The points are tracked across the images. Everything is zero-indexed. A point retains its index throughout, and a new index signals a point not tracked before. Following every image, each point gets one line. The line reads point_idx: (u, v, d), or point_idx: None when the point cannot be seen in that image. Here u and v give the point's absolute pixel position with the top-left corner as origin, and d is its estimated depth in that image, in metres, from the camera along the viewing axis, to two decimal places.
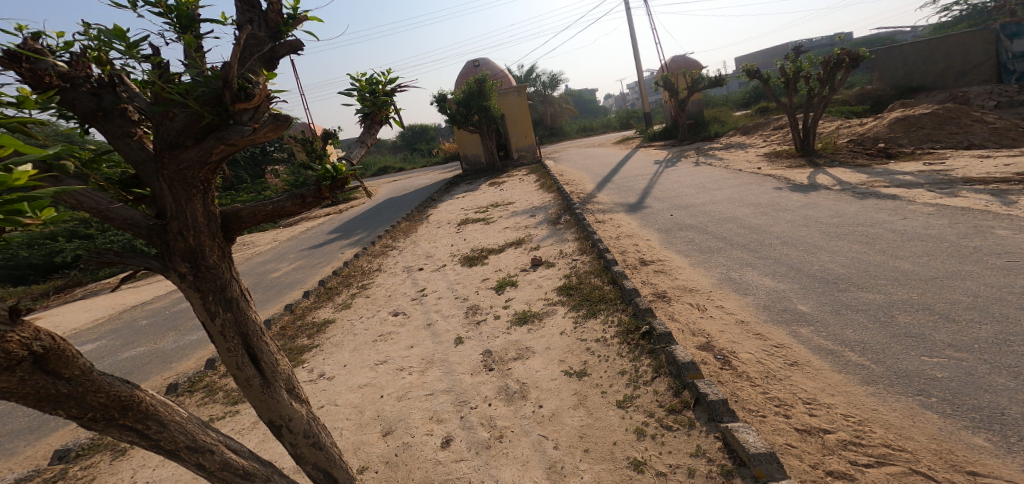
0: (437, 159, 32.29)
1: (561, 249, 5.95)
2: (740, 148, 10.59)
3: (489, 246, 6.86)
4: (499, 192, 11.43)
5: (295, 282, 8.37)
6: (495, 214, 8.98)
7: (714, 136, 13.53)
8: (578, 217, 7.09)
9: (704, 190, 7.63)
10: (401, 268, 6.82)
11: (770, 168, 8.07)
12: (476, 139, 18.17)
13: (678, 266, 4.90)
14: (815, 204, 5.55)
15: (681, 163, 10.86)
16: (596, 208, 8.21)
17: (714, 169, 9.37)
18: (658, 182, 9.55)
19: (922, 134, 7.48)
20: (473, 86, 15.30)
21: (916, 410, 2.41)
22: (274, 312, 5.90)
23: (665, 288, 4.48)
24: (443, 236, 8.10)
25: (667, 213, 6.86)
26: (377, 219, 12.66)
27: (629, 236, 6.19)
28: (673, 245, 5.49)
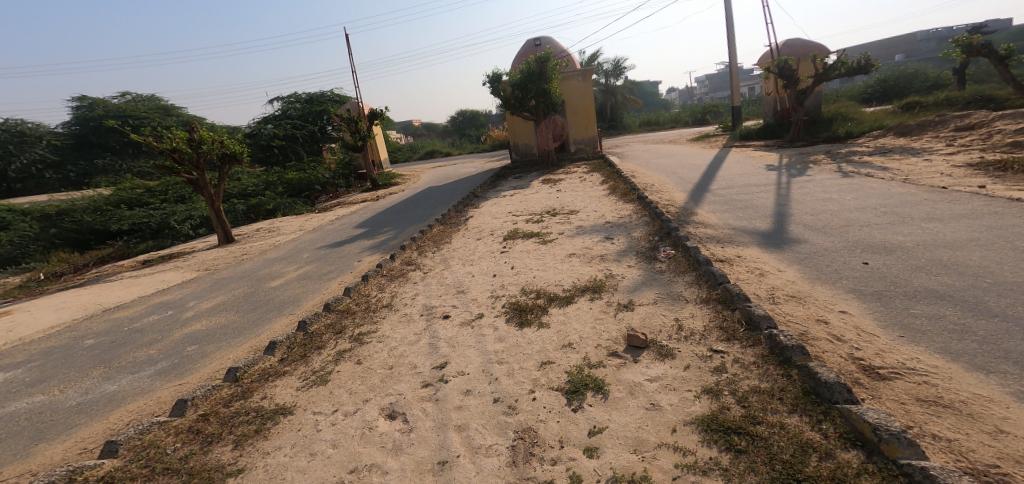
0: (486, 146, 30.08)
1: (678, 318, 3.39)
2: (910, 154, 7.77)
3: (552, 287, 4.42)
4: (556, 195, 8.98)
5: (298, 294, 5.96)
6: (554, 228, 6.44)
7: (847, 134, 10.49)
8: (696, 254, 4.25)
9: (902, 215, 4.73)
10: (415, 307, 4.52)
11: (1006, 186, 5.06)
12: (529, 126, 15.69)
13: (980, 391, 2.25)
14: None
15: (816, 170, 7.82)
16: (708, 230, 5.49)
17: (886, 181, 6.33)
18: (790, 192, 6.68)
19: None
20: (533, 66, 12.79)
21: None
22: (215, 378, 3.77)
23: (1001, 462, 1.85)
24: (480, 257, 5.67)
25: (853, 251, 4.07)
26: (410, 214, 10.45)
27: (798, 298, 3.48)
28: (925, 332, 2.80)
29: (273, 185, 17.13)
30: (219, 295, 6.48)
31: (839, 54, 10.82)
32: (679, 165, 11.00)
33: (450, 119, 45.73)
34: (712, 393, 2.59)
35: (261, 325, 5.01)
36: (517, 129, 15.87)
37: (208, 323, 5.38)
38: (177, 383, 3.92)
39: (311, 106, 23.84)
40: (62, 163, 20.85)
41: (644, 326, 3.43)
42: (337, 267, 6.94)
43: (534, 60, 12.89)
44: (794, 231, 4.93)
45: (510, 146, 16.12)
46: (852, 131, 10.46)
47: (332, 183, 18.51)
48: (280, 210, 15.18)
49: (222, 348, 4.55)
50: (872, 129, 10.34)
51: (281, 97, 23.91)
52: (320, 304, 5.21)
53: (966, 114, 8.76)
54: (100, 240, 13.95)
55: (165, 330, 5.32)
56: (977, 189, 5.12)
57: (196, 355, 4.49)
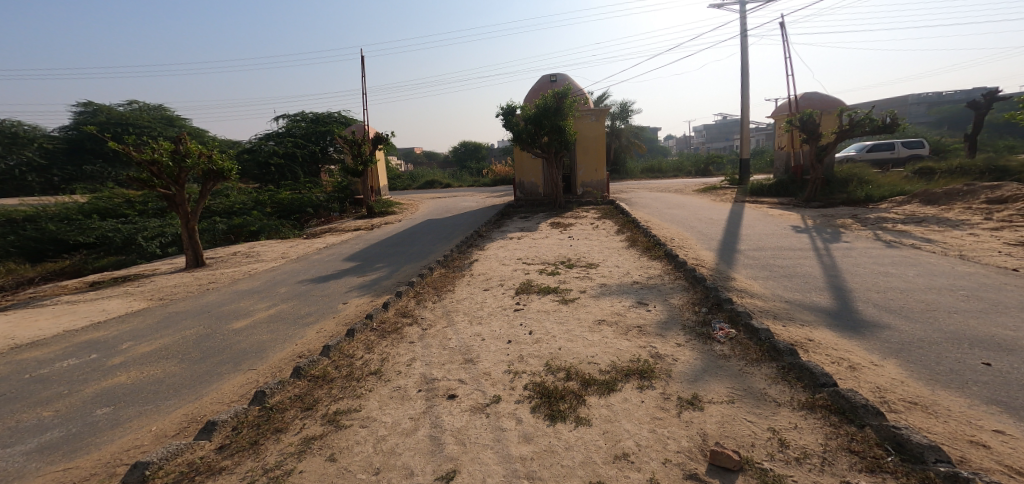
0: (486, 180, 29.74)
1: (774, 429, 2.70)
2: (946, 223, 7.95)
3: (586, 366, 3.59)
4: (569, 242, 8.31)
5: (262, 342, 4.90)
6: (574, 285, 5.66)
7: (868, 198, 11.03)
8: (770, 340, 3.77)
9: (993, 301, 4.51)
10: (411, 379, 3.58)
11: None
12: (537, 163, 15.22)
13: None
14: None
15: (852, 235, 7.79)
16: (757, 301, 4.91)
17: (943, 265, 5.80)
18: (835, 264, 6.18)
19: None
20: (550, 101, 12.44)
21: None
22: (112, 478, 2.69)
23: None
24: (487, 316, 4.79)
25: (961, 345, 3.67)
26: (408, 250, 9.55)
27: (922, 407, 2.84)
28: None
29: (261, 204, 16.08)
30: (166, 335, 5.37)
31: (867, 109, 11.19)
32: (694, 217, 10.49)
33: (452, 149, 45.89)
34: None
35: (205, 385, 3.93)
36: (523, 164, 15.34)
37: (140, 374, 4.28)
38: (57, 470, 2.82)
39: (316, 126, 23.28)
40: (49, 167, 19.51)
41: (727, 437, 2.65)
42: (317, 309, 5.91)
43: (551, 95, 12.61)
44: (867, 316, 4.42)
45: (514, 183, 15.54)
46: (873, 195, 10.99)
47: (325, 206, 17.48)
48: (264, 232, 14.00)
49: (144, 415, 3.47)
50: (891, 194, 10.87)
51: (286, 115, 23.36)
52: (287, 363, 4.18)
53: (997, 187, 9.07)
54: (60, 252, 12.51)
55: (77, 381, 4.18)
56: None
57: (105, 423, 3.39)
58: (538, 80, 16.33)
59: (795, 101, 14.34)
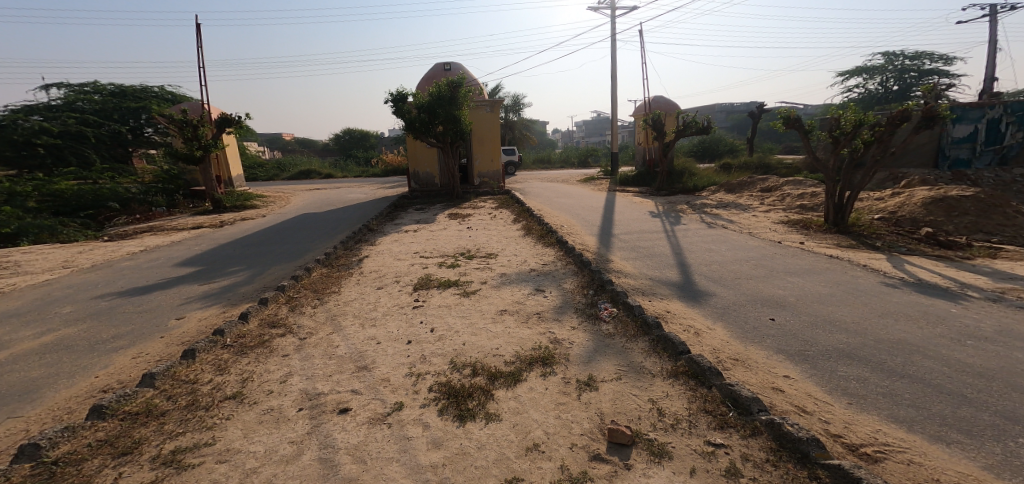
0: (375, 170, 28.09)
1: (653, 399, 3.01)
2: (737, 208, 10.19)
3: (487, 360, 3.58)
4: (465, 232, 8.26)
5: (33, 379, 3.82)
6: (474, 276, 5.62)
7: (694, 187, 13.32)
8: (642, 315, 4.19)
9: (767, 268, 6.00)
10: (290, 397, 3.17)
11: (817, 243, 7.28)
12: (432, 154, 14.73)
13: (960, 470, 2.28)
14: (1013, 330, 3.95)
15: (688, 219, 9.24)
16: (630, 279, 5.45)
17: (759, 245, 7.17)
18: (680, 243, 7.26)
19: (967, 223, 7.77)
20: (444, 89, 12.15)
21: None
22: None
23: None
24: (384, 317, 4.47)
25: (755, 306, 4.67)
26: (264, 250, 8.47)
27: (741, 361, 3.52)
28: (864, 397, 3.00)
29: (21, 196, 12.23)
30: None
31: (693, 113, 13.24)
32: (562, 204, 11.44)
33: (333, 138, 42.60)
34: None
35: None
36: (416, 154, 14.76)
37: None
38: None
39: (116, 100, 19.54)
40: None
41: (619, 413, 2.88)
42: (137, 329, 4.84)
43: (445, 84, 12.30)
44: (699, 284, 5.38)
45: (409, 173, 14.93)
46: (699, 185, 13.33)
47: (139, 199, 14.53)
48: (24, 235, 10.70)
49: None
50: (711, 185, 13.36)
51: (66, 86, 19.39)
52: (86, 405, 3.32)
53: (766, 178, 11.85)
54: None
55: None
56: (801, 244, 7.23)
57: None
58: (431, 67, 15.76)
59: (647, 102, 16.34)
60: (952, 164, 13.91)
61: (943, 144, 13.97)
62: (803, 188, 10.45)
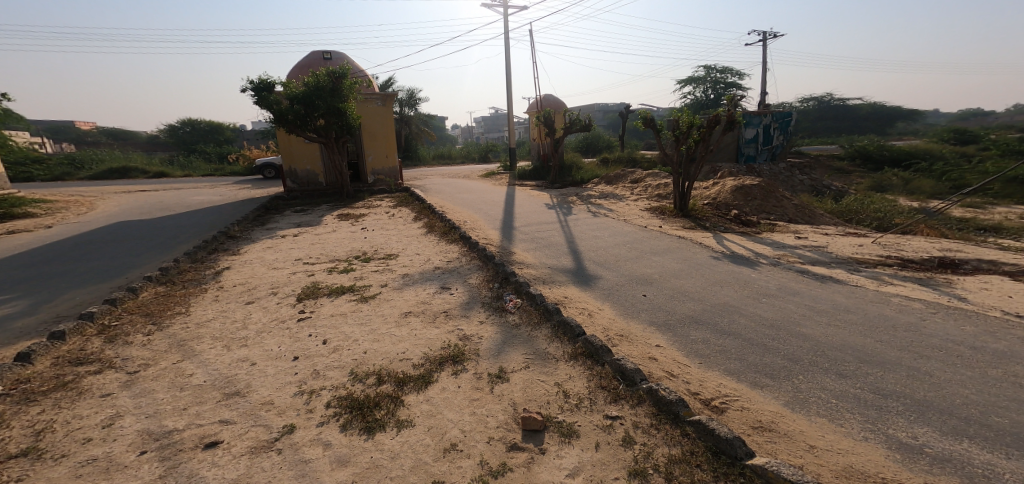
0: (245, 167, 24.94)
1: (559, 383, 3.20)
2: (615, 198, 11.35)
3: (390, 364, 3.46)
4: (359, 233, 7.85)
5: None
6: (372, 280, 5.33)
7: (581, 180, 14.35)
8: (544, 303, 4.41)
9: (640, 247, 7.08)
10: (124, 440, 2.69)
11: (669, 226, 8.57)
12: (310, 149, 13.57)
13: (772, 408, 3.00)
14: (793, 289, 5.27)
15: (578, 210, 9.93)
16: (532, 270, 5.69)
17: (638, 233, 7.97)
18: (573, 233, 7.80)
19: (756, 205, 9.61)
20: (322, 80, 11.25)
21: None
22: None
23: (833, 479, 2.35)
24: (259, 335, 4.02)
25: (633, 284, 5.43)
26: (64, 270, 6.85)
27: (626, 337, 4.01)
28: (710, 357, 3.71)
29: None
30: None
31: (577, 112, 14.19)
32: (457, 200, 11.51)
33: (189, 130, 36.78)
34: (642, 474, 2.37)
35: None
36: (294, 149, 13.52)
37: None
38: None
39: None
40: None
41: (529, 401, 2.99)
42: None
43: (326, 73, 11.40)
44: (591, 269, 5.92)
45: (285, 171, 13.60)
46: (585, 177, 14.39)
47: None
48: None
49: None
50: (594, 177, 14.49)
51: None
52: None
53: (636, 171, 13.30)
54: None
55: None
56: (659, 228, 8.43)
57: None
58: (308, 55, 14.51)
59: (540, 98, 16.99)
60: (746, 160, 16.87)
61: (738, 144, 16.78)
62: (662, 179, 11.92)
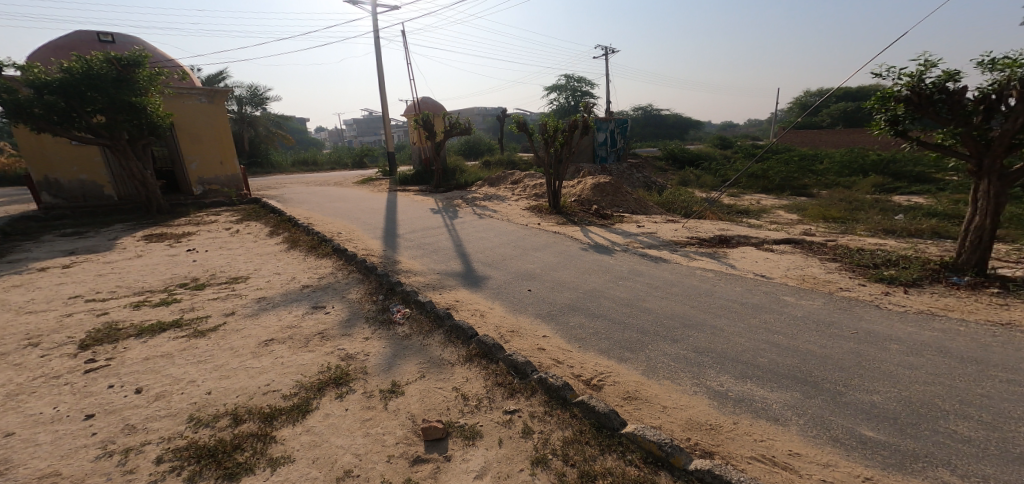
0: None
1: (456, 387, 3.20)
2: (500, 200, 11.63)
3: (260, 399, 3.07)
4: (214, 254, 6.80)
5: None
6: (210, 309, 4.69)
7: (466, 183, 14.51)
8: (434, 310, 4.36)
9: (523, 245, 7.37)
10: None
11: (547, 223, 9.12)
12: (76, 152, 11.49)
13: (635, 378, 3.45)
14: (638, 271, 6.13)
15: (465, 213, 9.98)
16: (419, 278, 5.57)
17: (521, 232, 8.32)
18: (461, 236, 7.82)
19: (610, 199, 10.79)
20: (96, 67, 9.30)
21: (966, 440, 2.67)
22: None
23: (682, 433, 2.82)
24: (13, 400, 3.17)
25: (522, 280, 5.66)
26: None
27: (517, 332, 4.19)
28: (588, 341, 4.08)
29: None
30: None
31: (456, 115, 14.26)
32: (332, 208, 10.70)
33: None
34: (542, 460, 2.52)
35: None
36: (51, 154, 11.30)
37: None
38: None
39: None
40: None
41: (429, 410, 2.94)
42: None
43: (101, 59, 9.48)
44: (480, 270, 6.00)
45: (44, 180, 11.35)
46: (469, 180, 14.56)
47: None
48: None
49: None
50: (478, 179, 14.77)
51: None
52: None
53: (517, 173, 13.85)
54: None
55: None
56: (539, 225, 8.94)
57: None
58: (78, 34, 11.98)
59: (416, 101, 16.59)
60: (604, 161, 18.86)
61: (595, 147, 18.72)
62: (539, 179, 12.66)
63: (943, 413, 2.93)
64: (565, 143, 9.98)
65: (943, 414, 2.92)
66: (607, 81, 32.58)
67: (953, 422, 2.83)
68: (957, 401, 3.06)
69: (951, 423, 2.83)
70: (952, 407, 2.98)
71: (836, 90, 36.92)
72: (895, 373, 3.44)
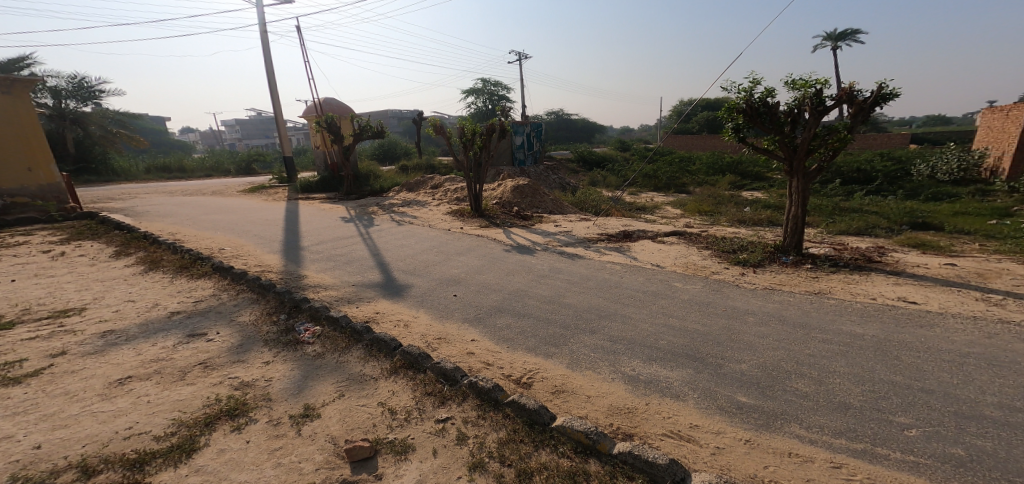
0: None
1: (382, 402, 3.09)
2: (418, 205, 11.37)
3: (135, 444, 2.68)
4: (67, 281, 5.73)
5: None
6: (29, 351, 3.86)
7: (382, 189, 13.92)
8: (350, 325, 4.13)
9: (444, 250, 7.26)
10: None
11: (470, 226, 9.09)
12: None
13: (561, 372, 3.59)
14: (558, 268, 6.38)
15: (380, 220, 9.61)
16: (330, 292, 5.22)
17: (443, 237, 8.19)
18: (377, 244, 7.50)
19: (530, 201, 11.08)
20: None
21: (825, 394, 3.20)
22: None
23: (605, 420, 3.00)
24: None
25: (447, 286, 5.58)
26: None
27: (444, 339, 4.12)
28: (516, 340, 4.15)
29: None
30: None
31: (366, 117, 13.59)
32: (225, 221, 9.58)
33: None
34: (479, 465, 2.52)
35: None
36: None
37: None
38: None
39: None
40: None
41: (353, 430, 2.80)
42: None
43: None
44: (400, 279, 5.80)
45: None
46: (384, 186, 13.97)
47: None
48: None
49: None
50: (395, 185, 14.22)
51: None
52: None
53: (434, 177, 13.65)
54: None
55: None
56: (461, 229, 8.86)
57: None
58: None
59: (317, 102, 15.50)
60: (524, 165, 19.29)
61: (514, 152, 19.15)
62: (458, 183, 12.58)
63: (803, 373, 3.47)
64: (484, 145, 10.07)
65: (802, 374, 3.46)
66: (523, 86, 33.33)
67: (811, 380, 3.37)
68: (815, 361, 3.65)
69: (815, 381, 3.36)
70: (814, 367, 3.55)
71: (699, 101, 42.54)
72: (768, 342, 3.99)
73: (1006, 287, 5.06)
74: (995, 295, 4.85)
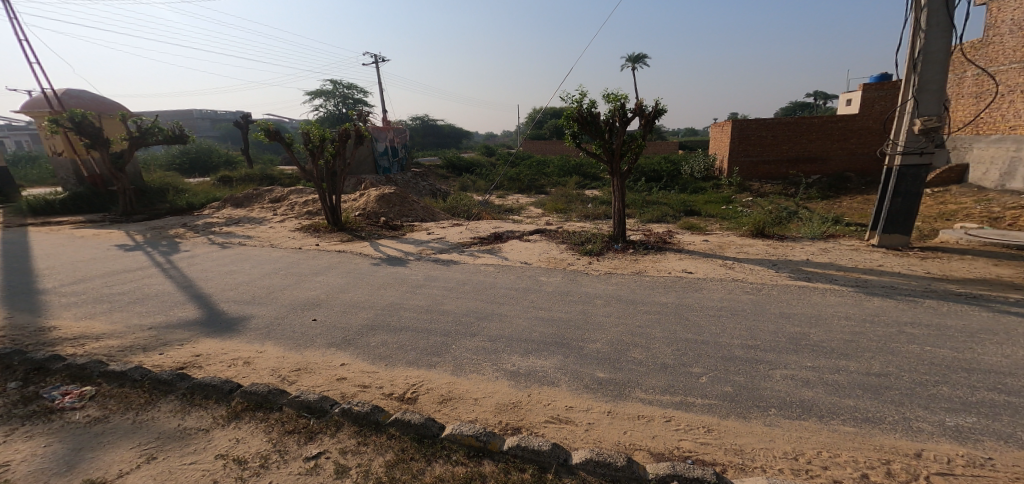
0: None
1: (223, 454, 2.63)
2: (256, 222, 10.05)
3: None
4: None
5: None
6: None
7: (189, 206, 11.92)
8: (150, 376, 3.43)
9: (296, 272, 6.54)
10: None
11: (328, 242, 8.38)
12: None
13: (445, 380, 3.52)
14: (433, 276, 6.29)
15: (189, 244, 8.24)
16: (111, 343, 4.22)
17: (291, 257, 7.38)
18: (191, 275, 6.39)
19: (398, 209, 10.68)
20: None
21: (662, 358, 3.72)
22: None
23: (494, 418, 3.03)
24: None
25: (300, 311, 5.03)
26: None
27: (304, 369, 3.70)
28: (394, 357, 3.93)
29: None
30: None
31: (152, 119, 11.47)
32: None
33: None
34: None
35: None
36: None
37: None
38: None
39: None
40: None
41: None
42: None
43: None
44: (229, 312, 5.01)
45: None
46: (194, 202, 12.00)
47: None
48: None
49: None
50: (203, 200, 12.30)
51: None
52: None
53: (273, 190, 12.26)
54: None
55: None
56: (318, 246, 8.11)
57: None
58: None
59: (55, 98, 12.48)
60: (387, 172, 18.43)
61: (377, 158, 18.07)
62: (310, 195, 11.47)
63: (644, 343, 3.99)
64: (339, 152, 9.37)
65: (644, 344, 3.98)
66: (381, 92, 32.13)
67: (652, 347, 3.90)
68: (651, 331, 4.22)
69: (654, 348, 3.90)
70: (651, 337, 4.10)
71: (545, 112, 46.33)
72: (618, 320, 4.49)
73: (733, 254, 6.64)
74: (728, 261, 6.27)
